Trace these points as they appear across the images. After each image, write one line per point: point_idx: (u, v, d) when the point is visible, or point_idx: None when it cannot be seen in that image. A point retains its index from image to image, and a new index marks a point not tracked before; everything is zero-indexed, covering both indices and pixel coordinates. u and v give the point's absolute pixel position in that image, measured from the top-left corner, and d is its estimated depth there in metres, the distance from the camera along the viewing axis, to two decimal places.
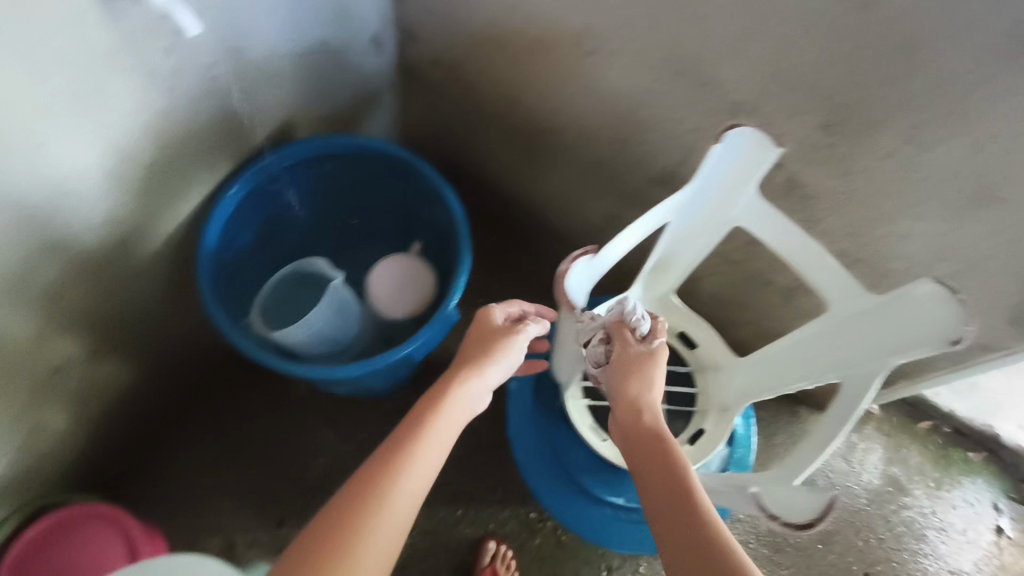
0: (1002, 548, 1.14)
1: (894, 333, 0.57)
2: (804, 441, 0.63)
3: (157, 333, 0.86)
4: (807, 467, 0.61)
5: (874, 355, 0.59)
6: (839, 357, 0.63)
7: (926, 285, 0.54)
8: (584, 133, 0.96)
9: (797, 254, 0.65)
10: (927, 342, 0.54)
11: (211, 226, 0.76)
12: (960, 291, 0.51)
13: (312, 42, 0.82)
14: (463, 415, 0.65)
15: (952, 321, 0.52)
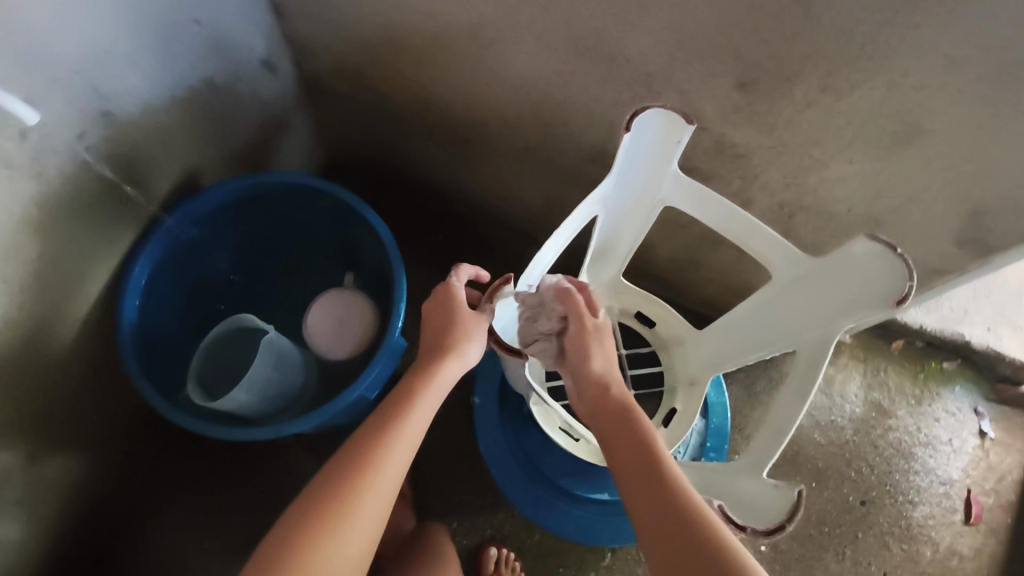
0: (987, 450, 1.16)
1: (839, 295, 0.55)
2: (769, 417, 0.60)
3: (97, 417, 0.82)
4: (778, 449, 0.56)
5: (825, 320, 0.57)
6: (792, 325, 0.61)
7: (863, 244, 0.52)
8: (506, 123, 0.91)
9: (729, 226, 0.62)
10: (875, 303, 0.52)
11: (126, 303, 0.73)
12: (900, 246, 0.49)
13: (195, 83, 0.77)
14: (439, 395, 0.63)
15: (897, 276, 0.50)
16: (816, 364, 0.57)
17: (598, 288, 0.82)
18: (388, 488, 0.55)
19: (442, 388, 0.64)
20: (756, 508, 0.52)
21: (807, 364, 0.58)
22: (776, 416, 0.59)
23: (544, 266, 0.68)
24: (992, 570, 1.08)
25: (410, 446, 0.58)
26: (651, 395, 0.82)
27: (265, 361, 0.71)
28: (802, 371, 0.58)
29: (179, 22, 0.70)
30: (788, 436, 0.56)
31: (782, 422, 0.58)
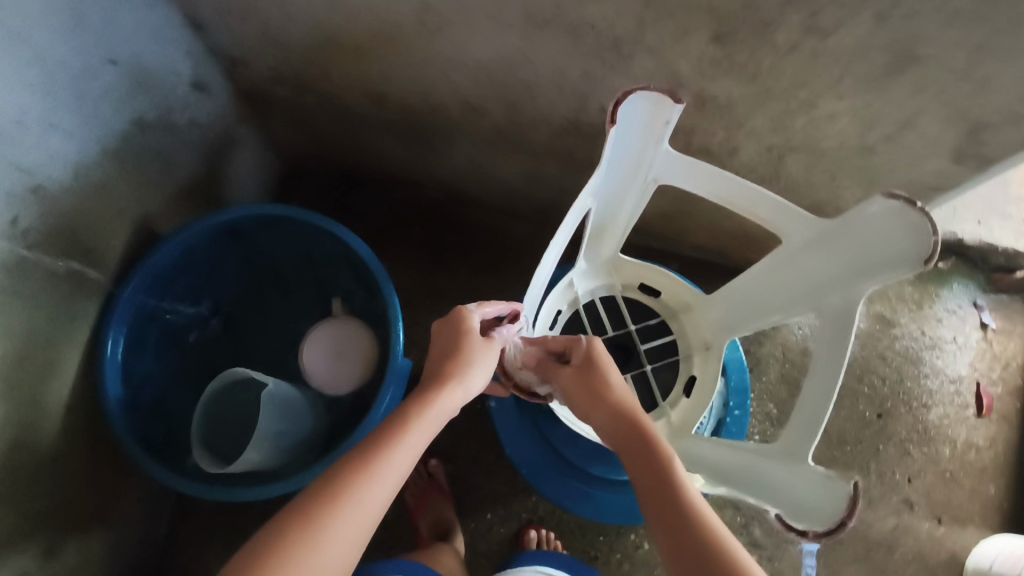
0: (991, 341, 1.18)
1: (857, 257, 0.53)
2: (803, 388, 0.60)
3: (105, 494, 0.79)
4: (818, 431, 0.56)
5: (845, 284, 0.55)
6: (810, 289, 0.60)
7: (879, 203, 0.50)
8: (468, 107, 0.85)
9: (732, 196, 0.60)
10: (899, 266, 0.50)
11: (107, 376, 0.69)
12: (920, 201, 0.47)
13: (125, 128, 0.70)
14: (439, 422, 0.57)
15: (920, 233, 0.48)
16: (842, 331, 0.56)
17: (597, 266, 0.80)
18: (368, 519, 0.49)
19: (441, 417, 0.58)
20: (806, 504, 0.52)
21: (833, 331, 0.57)
22: (812, 389, 0.59)
23: (551, 267, 0.66)
24: (1008, 456, 1.12)
25: (393, 480, 0.52)
26: (666, 364, 0.79)
27: (272, 412, 0.68)
28: (830, 338, 0.58)
29: (90, 67, 0.62)
30: (826, 415, 0.56)
31: (818, 396, 0.58)
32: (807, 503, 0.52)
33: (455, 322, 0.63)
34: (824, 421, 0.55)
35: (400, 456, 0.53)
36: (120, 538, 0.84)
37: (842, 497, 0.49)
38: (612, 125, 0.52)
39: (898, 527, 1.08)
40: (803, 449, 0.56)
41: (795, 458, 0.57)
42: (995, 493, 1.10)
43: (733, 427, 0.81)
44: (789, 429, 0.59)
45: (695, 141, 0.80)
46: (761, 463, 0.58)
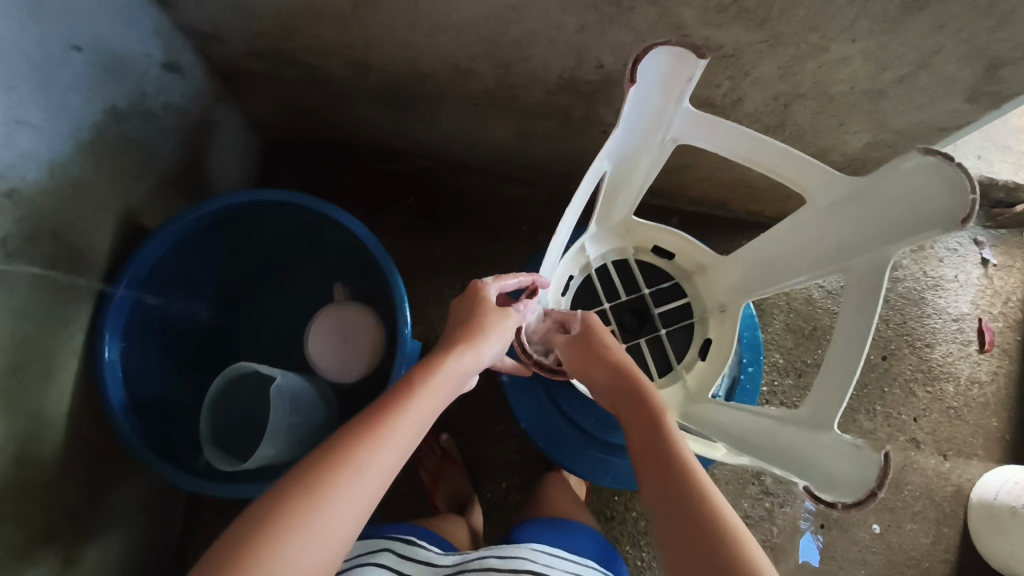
0: (992, 277, 1.17)
1: (889, 216, 0.54)
2: (829, 347, 0.61)
3: (115, 495, 0.77)
4: (843, 399, 0.56)
5: (877, 241, 0.56)
6: (839, 247, 0.60)
7: (915, 158, 0.50)
8: (457, 71, 0.80)
9: (758, 152, 0.59)
10: (934, 225, 0.50)
11: (109, 381, 0.66)
12: (956, 157, 0.47)
13: (96, 119, 0.65)
14: (449, 392, 0.55)
15: (956, 191, 0.47)
16: (872, 289, 0.57)
17: (607, 230, 0.77)
18: (376, 478, 0.45)
19: (449, 386, 0.55)
20: (834, 475, 0.52)
21: (863, 289, 0.58)
22: (837, 349, 0.60)
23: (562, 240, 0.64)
24: (1010, 389, 1.13)
25: (403, 446, 0.48)
26: (681, 327, 0.79)
27: (283, 404, 0.66)
28: (859, 297, 0.58)
29: (51, 54, 0.57)
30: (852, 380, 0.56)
31: (846, 358, 0.58)
32: (832, 474, 0.52)
33: (470, 296, 0.63)
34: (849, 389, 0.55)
35: (409, 416, 0.50)
36: (134, 536, 0.83)
37: (873, 466, 0.48)
38: (632, 86, 0.48)
39: (905, 465, 1.09)
40: (829, 417, 0.56)
41: (820, 426, 0.57)
42: (998, 426, 1.12)
43: (748, 384, 0.81)
44: (816, 392, 0.59)
45: (698, 95, 0.77)
46: (791, 436, 0.59)
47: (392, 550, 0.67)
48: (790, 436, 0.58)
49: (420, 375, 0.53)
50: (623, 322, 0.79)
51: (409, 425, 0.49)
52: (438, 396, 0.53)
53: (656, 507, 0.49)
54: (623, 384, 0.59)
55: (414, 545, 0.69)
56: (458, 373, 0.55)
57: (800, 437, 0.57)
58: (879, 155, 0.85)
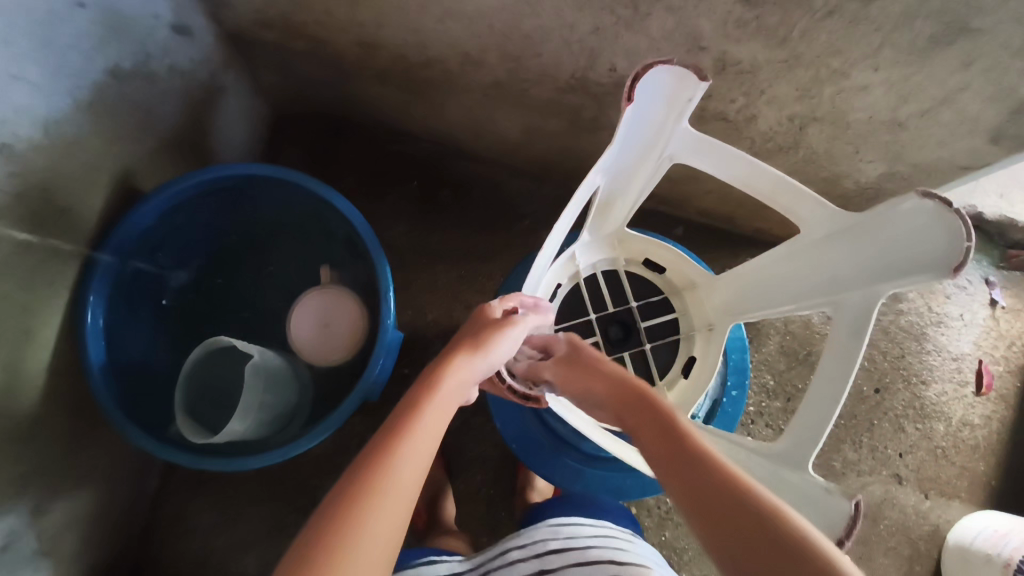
0: (998, 319, 1.15)
1: (885, 257, 0.53)
2: (810, 384, 0.59)
3: (92, 450, 0.78)
4: (820, 438, 0.55)
5: (867, 281, 0.55)
6: (830, 282, 0.59)
7: (914, 201, 0.50)
8: (468, 59, 0.78)
9: (756, 179, 0.58)
10: (925, 271, 0.49)
11: (89, 343, 0.66)
12: (955, 203, 0.46)
13: (98, 78, 0.64)
14: (444, 418, 0.55)
15: (954, 237, 0.46)
16: (860, 329, 0.55)
17: (601, 240, 0.76)
18: (407, 492, 0.47)
19: (444, 412, 0.55)
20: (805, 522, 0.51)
21: (850, 327, 0.57)
22: (818, 386, 0.58)
23: (550, 253, 0.63)
24: (1002, 435, 1.11)
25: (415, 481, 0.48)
26: (665, 342, 0.79)
27: (258, 383, 0.66)
28: (845, 335, 0.57)
29: (53, 10, 0.56)
30: (831, 421, 0.55)
31: (827, 396, 0.57)
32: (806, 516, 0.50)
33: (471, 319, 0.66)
34: (827, 429, 0.54)
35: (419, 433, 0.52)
36: (110, 491, 0.84)
37: (842, 515, 0.47)
38: (628, 104, 0.48)
39: (884, 499, 1.08)
40: (804, 456, 0.55)
41: (794, 464, 0.56)
42: (985, 471, 1.10)
43: (730, 408, 0.80)
44: (790, 429, 0.58)
45: (711, 108, 0.74)
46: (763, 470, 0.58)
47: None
48: (761, 469, 0.57)
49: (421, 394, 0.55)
50: (609, 334, 0.79)
51: (423, 439, 0.51)
52: (446, 408, 0.56)
53: (692, 508, 0.46)
54: (634, 394, 0.57)
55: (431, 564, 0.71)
56: (461, 380, 0.58)
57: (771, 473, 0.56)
58: (893, 187, 0.83)
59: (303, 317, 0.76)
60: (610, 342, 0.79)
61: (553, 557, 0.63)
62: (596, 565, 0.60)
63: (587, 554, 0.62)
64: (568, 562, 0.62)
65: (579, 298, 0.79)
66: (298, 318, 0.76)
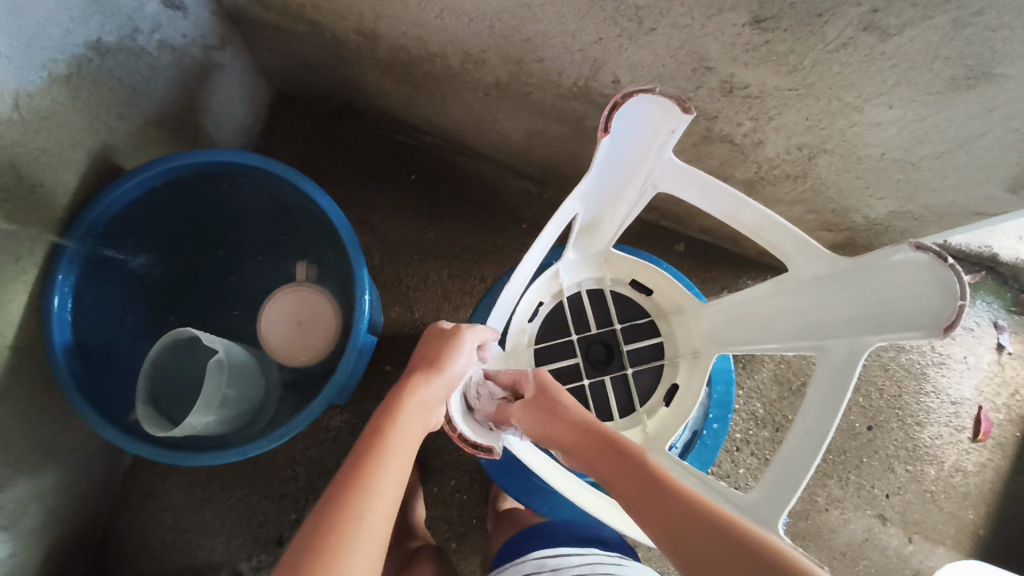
0: (1003, 365, 1.10)
1: (878, 306, 0.49)
2: (788, 432, 0.56)
3: (57, 427, 0.76)
4: (793, 497, 0.52)
5: (853, 329, 0.52)
6: (817, 325, 0.56)
7: (906, 252, 0.47)
8: (469, 57, 0.75)
9: (741, 216, 0.57)
10: (916, 328, 0.46)
11: (53, 323, 0.65)
12: (951, 257, 0.43)
13: (78, 52, 0.62)
14: (405, 458, 0.55)
15: (946, 294, 0.43)
16: (844, 380, 0.52)
17: (587, 258, 0.74)
18: (380, 541, 0.48)
19: (403, 453, 0.55)
20: None
21: (831, 376, 0.53)
22: (795, 436, 0.55)
23: (527, 274, 0.62)
24: (996, 485, 1.08)
25: (377, 531, 0.48)
26: (649, 367, 0.76)
27: (222, 377, 0.65)
28: (825, 383, 0.54)
29: None
30: (806, 477, 0.52)
31: (804, 448, 0.53)
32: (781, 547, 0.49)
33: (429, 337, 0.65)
34: (802, 486, 0.51)
35: (389, 472, 0.52)
36: (76, 468, 0.83)
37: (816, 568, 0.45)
38: (602, 134, 0.48)
39: (867, 540, 1.05)
40: (776, 512, 0.52)
41: (760, 521, 0.53)
42: (974, 520, 1.07)
43: (709, 441, 0.77)
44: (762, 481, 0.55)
45: (717, 129, 0.71)
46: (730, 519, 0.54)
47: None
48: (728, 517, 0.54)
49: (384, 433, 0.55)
50: (590, 355, 0.76)
51: (393, 479, 0.52)
52: (409, 441, 0.57)
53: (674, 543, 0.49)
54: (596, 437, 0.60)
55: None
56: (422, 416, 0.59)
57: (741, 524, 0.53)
58: (901, 224, 0.79)
59: (277, 318, 0.75)
60: (591, 364, 0.76)
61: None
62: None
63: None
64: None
65: (564, 314, 0.77)
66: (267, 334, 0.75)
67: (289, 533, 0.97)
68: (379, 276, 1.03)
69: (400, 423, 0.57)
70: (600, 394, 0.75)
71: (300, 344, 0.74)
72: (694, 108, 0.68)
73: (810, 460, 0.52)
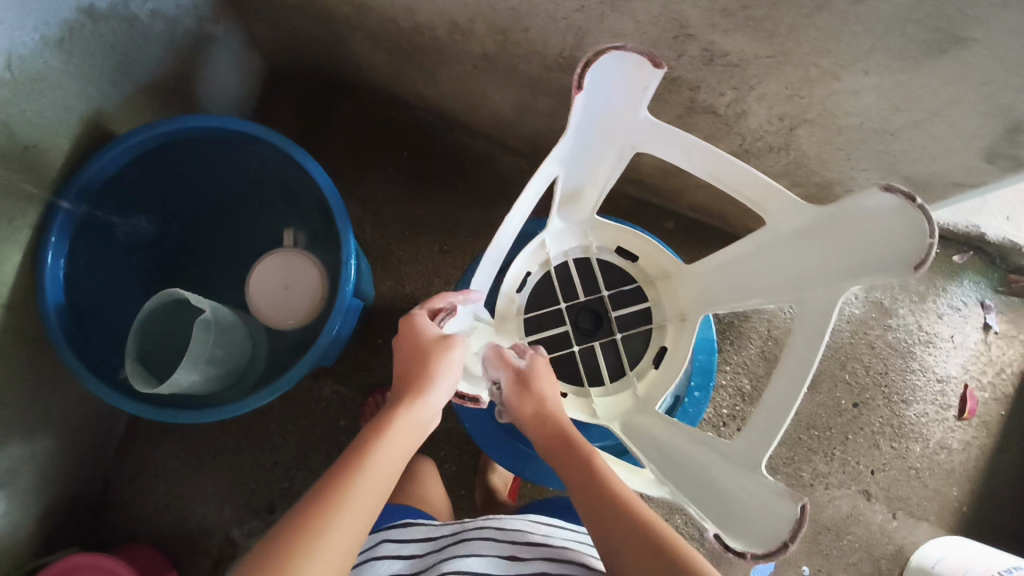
0: (990, 344, 1.12)
1: (856, 252, 0.52)
2: (770, 382, 0.58)
3: (52, 389, 0.78)
4: (775, 439, 0.53)
5: (830, 277, 0.55)
6: (798, 277, 0.58)
7: (875, 197, 0.49)
8: (457, 28, 0.76)
9: (723, 175, 0.58)
10: (890, 271, 0.49)
11: (47, 284, 0.67)
12: (919, 196, 0.47)
13: (70, 17, 0.63)
14: (403, 454, 0.52)
15: (918, 234, 0.47)
16: (822, 324, 0.55)
17: (573, 227, 0.75)
18: (358, 532, 0.46)
19: (402, 448, 0.52)
20: (751, 523, 0.49)
21: (812, 324, 0.56)
22: (779, 383, 0.57)
23: (511, 239, 0.62)
24: (980, 462, 1.09)
25: (356, 525, 0.46)
26: (638, 332, 0.77)
27: (208, 339, 0.67)
28: (805, 332, 0.57)
29: None
30: (789, 417, 0.53)
31: (787, 393, 0.55)
32: (749, 516, 0.49)
33: (406, 334, 0.60)
34: (782, 429, 0.52)
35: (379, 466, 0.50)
36: (72, 430, 0.85)
37: (789, 519, 0.46)
38: (577, 90, 0.49)
39: (850, 515, 1.06)
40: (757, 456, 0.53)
41: (744, 465, 0.54)
42: (957, 497, 1.08)
43: (690, 408, 0.79)
44: (746, 430, 0.56)
45: (700, 100, 0.72)
46: (721, 470, 0.56)
47: (393, 540, 0.67)
48: (718, 468, 0.56)
49: (346, 470, 0.49)
50: (578, 323, 0.77)
51: (384, 474, 0.50)
52: (410, 436, 0.54)
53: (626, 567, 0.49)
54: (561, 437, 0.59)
55: (408, 526, 0.70)
56: (400, 449, 0.52)
57: (731, 475, 0.54)
58: None
59: (266, 280, 0.77)
60: (582, 332, 0.77)
61: (525, 546, 0.63)
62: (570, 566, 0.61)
63: (559, 552, 0.62)
64: (537, 556, 0.62)
65: (551, 284, 0.78)
66: (264, 311, 0.76)
67: (281, 501, 0.99)
68: (371, 250, 1.05)
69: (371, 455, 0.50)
70: (585, 361, 0.76)
71: (292, 299, 0.76)
72: (678, 78, 0.68)
73: (790, 406, 0.54)
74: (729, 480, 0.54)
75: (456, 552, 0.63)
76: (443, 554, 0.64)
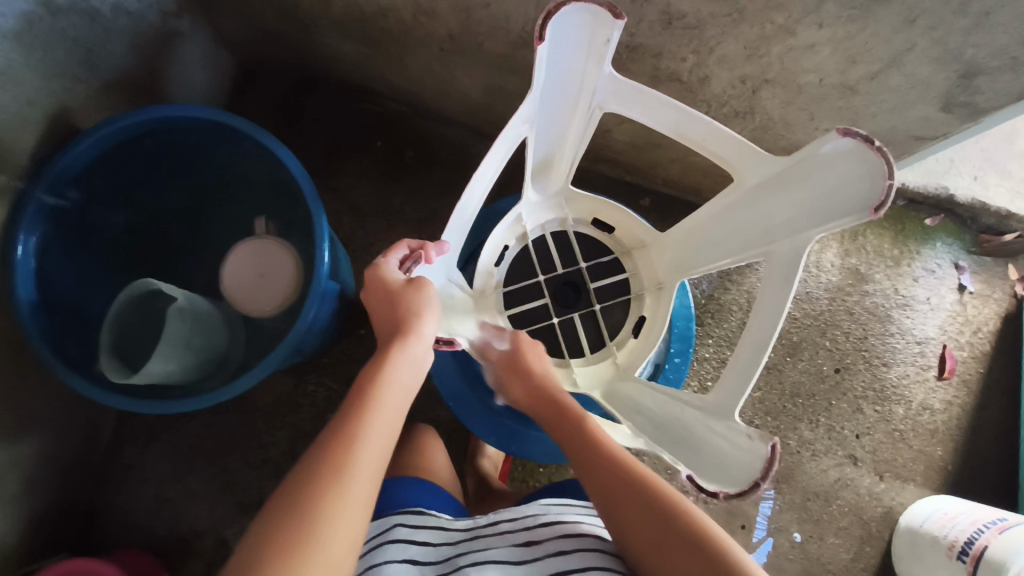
0: (965, 304, 1.13)
1: (821, 198, 0.53)
2: (743, 336, 0.59)
3: (30, 394, 0.77)
4: (747, 389, 0.54)
5: (797, 227, 0.56)
6: (765, 231, 0.60)
7: (835, 140, 0.49)
8: (421, 8, 0.76)
9: (686, 128, 0.59)
10: (852, 212, 0.50)
11: (18, 279, 0.66)
12: (877, 138, 0.47)
13: (28, 9, 0.62)
14: (402, 401, 0.55)
15: (875, 175, 0.47)
16: (791, 274, 0.56)
17: (548, 200, 0.76)
18: (374, 478, 0.49)
19: (400, 394, 0.55)
20: (727, 468, 0.52)
21: (779, 274, 0.58)
22: (749, 337, 0.58)
23: (478, 206, 0.63)
24: (962, 420, 1.10)
25: (372, 471, 0.48)
26: (617, 303, 0.77)
27: (182, 327, 0.67)
28: (775, 283, 0.58)
29: None
30: (758, 369, 0.55)
31: (757, 345, 0.57)
32: (727, 463, 0.52)
33: (374, 284, 0.60)
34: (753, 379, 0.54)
35: (381, 418, 0.52)
36: (53, 435, 0.84)
37: (760, 458, 0.49)
38: (539, 42, 0.50)
39: (839, 481, 1.07)
40: (733, 407, 0.55)
41: (722, 416, 0.56)
42: (942, 456, 1.09)
43: (671, 374, 0.80)
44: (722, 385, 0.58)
45: (664, 67, 0.72)
46: (698, 424, 0.58)
47: (407, 524, 0.65)
48: (698, 423, 0.58)
49: (355, 416, 0.51)
50: (558, 296, 0.77)
51: (387, 424, 0.52)
52: (405, 386, 0.56)
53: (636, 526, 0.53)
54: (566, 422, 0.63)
55: (420, 515, 0.68)
56: (399, 389, 0.55)
57: (711, 428, 0.56)
58: None
59: (236, 271, 0.76)
60: (561, 305, 0.77)
61: (539, 529, 0.63)
62: (585, 541, 0.61)
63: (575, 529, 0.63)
64: (553, 536, 0.62)
65: (528, 259, 0.78)
66: (253, 298, 0.76)
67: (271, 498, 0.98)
68: (350, 242, 1.04)
69: (377, 401, 0.53)
70: (565, 334, 0.77)
71: (279, 274, 0.77)
72: (639, 44, 0.69)
73: (761, 356, 0.55)
74: (709, 431, 0.56)
75: (472, 547, 0.63)
76: (458, 547, 0.64)
